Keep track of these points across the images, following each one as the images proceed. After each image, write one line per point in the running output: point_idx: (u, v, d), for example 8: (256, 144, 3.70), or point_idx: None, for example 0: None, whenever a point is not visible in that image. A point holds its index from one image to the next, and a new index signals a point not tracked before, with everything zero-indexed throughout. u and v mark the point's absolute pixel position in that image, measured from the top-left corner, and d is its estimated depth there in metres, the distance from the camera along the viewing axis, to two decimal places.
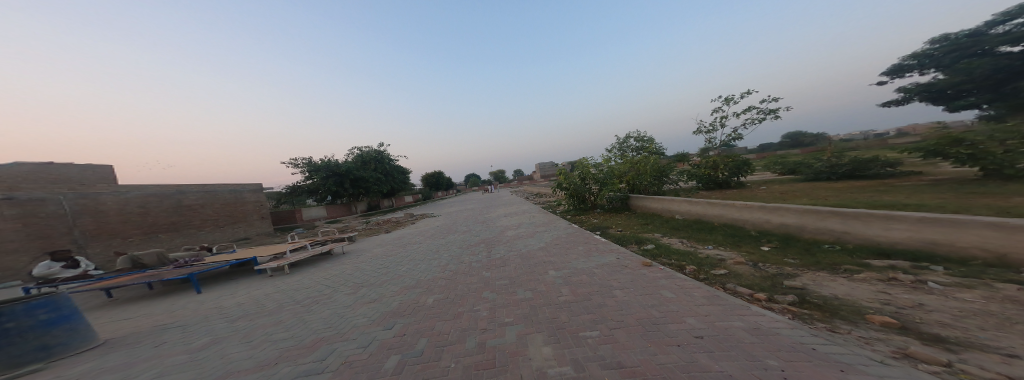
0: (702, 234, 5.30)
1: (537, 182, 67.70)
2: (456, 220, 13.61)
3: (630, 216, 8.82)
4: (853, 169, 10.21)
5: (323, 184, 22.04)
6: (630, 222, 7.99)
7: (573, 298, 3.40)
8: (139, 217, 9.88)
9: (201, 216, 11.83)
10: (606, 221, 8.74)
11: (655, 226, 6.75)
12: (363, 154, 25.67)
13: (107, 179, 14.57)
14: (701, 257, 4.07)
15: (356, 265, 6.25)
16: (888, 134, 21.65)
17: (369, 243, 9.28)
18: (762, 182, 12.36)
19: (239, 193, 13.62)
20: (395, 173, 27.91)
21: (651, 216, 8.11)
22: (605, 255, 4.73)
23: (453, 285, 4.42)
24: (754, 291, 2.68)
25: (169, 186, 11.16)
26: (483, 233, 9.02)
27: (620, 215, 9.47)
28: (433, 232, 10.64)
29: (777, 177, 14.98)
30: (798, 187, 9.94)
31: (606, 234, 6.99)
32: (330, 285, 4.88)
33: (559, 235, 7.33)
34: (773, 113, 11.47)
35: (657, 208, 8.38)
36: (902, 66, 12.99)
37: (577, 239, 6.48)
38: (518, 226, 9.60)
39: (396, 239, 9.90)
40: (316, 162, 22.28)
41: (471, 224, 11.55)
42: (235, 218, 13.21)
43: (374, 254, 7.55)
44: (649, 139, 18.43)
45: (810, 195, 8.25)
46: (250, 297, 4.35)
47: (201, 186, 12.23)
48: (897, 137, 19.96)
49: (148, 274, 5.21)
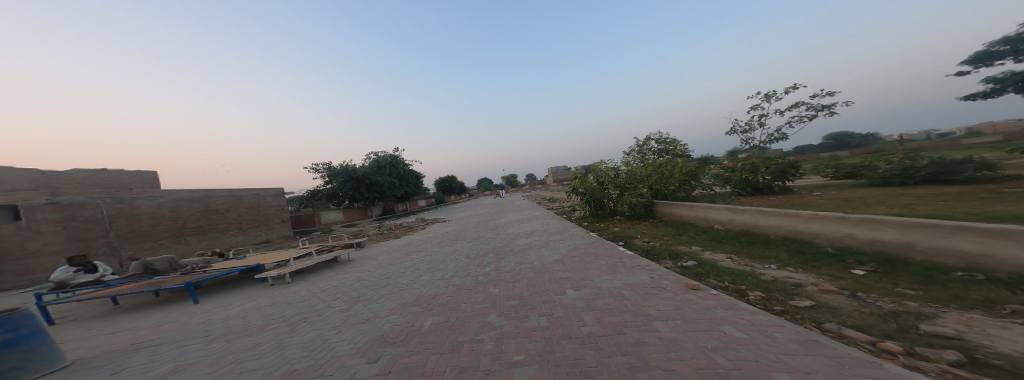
0: (756, 248, 4.33)
1: (553, 187, 66.53)
2: (467, 226, 13.16)
3: (656, 225, 7.83)
4: (936, 173, 8.61)
5: (341, 189, 22.62)
6: (658, 232, 7.03)
7: (600, 331, 2.67)
8: (169, 220, 10.28)
9: (226, 220, 12.24)
10: (629, 230, 7.80)
11: (691, 238, 5.78)
12: (380, 159, 26.26)
13: (151, 184, 15.67)
14: (765, 280, 3.17)
15: (358, 276, 5.84)
16: (956, 134, 18.86)
17: (377, 249, 8.96)
18: (812, 187, 10.84)
19: (262, 197, 14.07)
20: (409, 178, 28.32)
21: (683, 225, 7.12)
22: (635, 273, 3.94)
23: (455, 305, 3.82)
24: (878, 339, 1.83)
25: (199, 191, 11.64)
26: (493, 242, 8.40)
27: (645, 223, 8.49)
28: (442, 239, 10.14)
29: (828, 181, 13.22)
30: (864, 193, 8.48)
31: (631, 245, 6.09)
32: (325, 299, 4.44)
33: (576, 245, 6.56)
34: (828, 108, 9.77)
35: (690, 216, 7.36)
36: (989, 53, 11.16)
37: (598, 251, 5.70)
38: (531, 234, 8.88)
39: (403, 246, 9.48)
40: (336, 167, 23.00)
41: (482, 230, 11.03)
42: (257, 222, 13.60)
43: (378, 263, 7.13)
44: (673, 140, 17.22)
45: (885, 203, 6.90)
46: (239, 311, 3.99)
47: (228, 191, 12.72)
48: (971, 136, 17.28)
49: (152, 281, 5.06)
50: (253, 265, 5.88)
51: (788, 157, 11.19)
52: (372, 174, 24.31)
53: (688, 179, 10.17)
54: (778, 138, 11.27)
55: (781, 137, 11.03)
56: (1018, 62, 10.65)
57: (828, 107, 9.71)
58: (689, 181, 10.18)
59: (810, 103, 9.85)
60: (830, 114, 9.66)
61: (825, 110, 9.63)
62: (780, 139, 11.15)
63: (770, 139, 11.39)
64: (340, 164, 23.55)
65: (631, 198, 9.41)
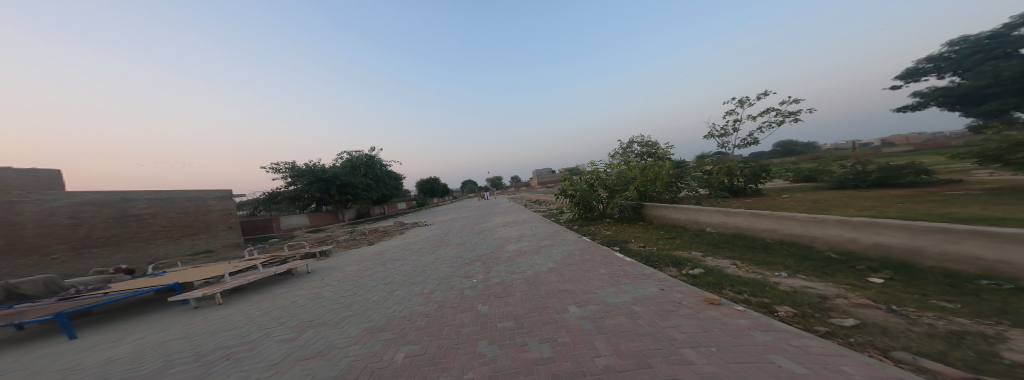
0: (758, 253, 4.12)
1: (534, 188, 66.79)
2: (448, 230, 12.32)
3: (647, 229, 7.66)
4: (884, 177, 9.35)
5: (307, 190, 20.51)
6: (650, 235, 6.81)
7: (619, 364, 2.16)
8: (69, 230, 8.46)
9: (151, 228, 10.34)
10: (621, 234, 7.55)
11: (686, 242, 5.57)
12: (353, 158, 24.28)
13: (53, 185, 13.02)
14: (785, 290, 2.86)
15: (314, 292, 4.87)
16: (876, 142, 21.31)
17: (344, 258, 7.88)
18: (779, 190, 11.45)
19: (202, 200, 12.16)
20: (386, 178, 26.43)
21: (674, 228, 6.99)
22: (642, 284, 3.54)
23: (433, 332, 3.13)
24: (973, 374, 1.46)
25: (112, 193, 9.73)
26: (479, 248, 7.72)
27: (638, 226, 8.30)
28: (421, 245, 9.25)
29: (791, 184, 14.13)
30: (828, 195, 8.97)
31: (627, 251, 5.75)
32: (263, 326, 3.51)
33: (569, 251, 6.11)
34: (793, 115, 10.46)
35: (680, 219, 7.25)
36: (918, 69, 12.58)
37: (595, 257, 5.30)
38: (518, 239, 8.33)
39: (376, 254, 8.45)
40: (300, 166, 20.83)
41: (465, 235, 10.29)
42: (194, 229, 11.69)
43: (342, 275, 6.14)
44: (654, 144, 17.63)
45: (853, 204, 7.24)
46: (133, 352, 2.96)
47: (154, 193, 10.82)
48: (896, 144, 19.59)
49: (13, 311, 3.76)
50: (171, 285, 4.70)
51: (759, 161, 11.77)
52: (343, 174, 22.34)
53: (673, 181, 10.26)
54: (749, 142, 11.88)
55: (753, 141, 11.65)
56: (941, 78, 12.06)
57: (794, 114, 10.49)
58: (674, 184, 10.27)
59: (778, 110, 10.57)
60: (796, 121, 10.44)
61: (792, 116, 10.38)
62: (752, 143, 11.77)
63: (743, 143, 11.99)
64: (305, 162, 21.38)
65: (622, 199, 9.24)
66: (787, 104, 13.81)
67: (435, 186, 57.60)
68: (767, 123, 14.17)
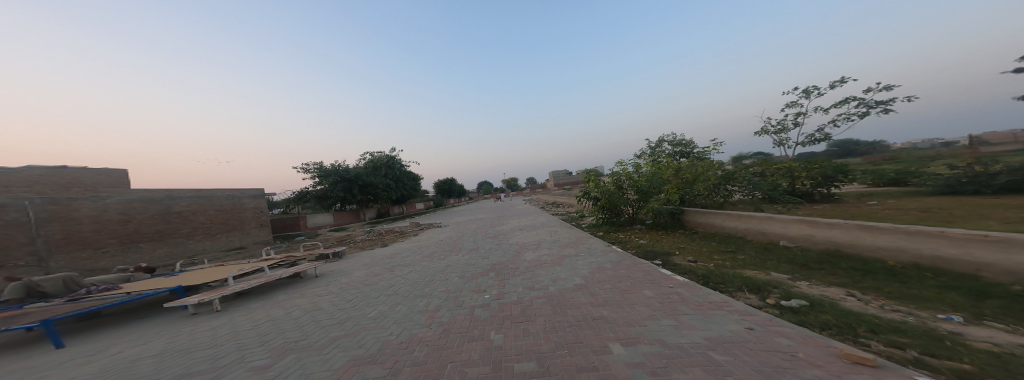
0: (880, 281, 2.92)
1: (553, 190, 66.04)
2: (464, 233, 11.80)
3: (690, 239, 6.41)
4: (1018, 181, 7.24)
5: (333, 190, 21.23)
6: (699, 247, 5.57)
7: None
8: (119, 225, 9.04)
9: (190, 225, 10.91)
10: (659, 244, 6.32)
11: (753, 258, 4.35)
12: (376, 159, 24.92)
13: (120, 183, 14.46)
14: (982, 348, 1.74)
15: (313, 302, 4.40)
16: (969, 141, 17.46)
17: (356, 261, 7.54)
18: (856, 196, 9.48)
19: (238, 199, 12.77)
20: (406, 180, 26.83)
21: (729, 239, 5.71)
22: (715, 318, 2.51)
23: (429, 372, 2.39)
24: None
25: (159, 192, 10.40)
26: (493, 255, 6.97)
27: (679, 235, 7.03)
28: (432, 250, 8.68)
29: (868, 189, 11.80)
30: (934, 203, 7.08)
31: (673, 266, 4.57)
32: (242, 346, 3.00)
33: (599, 264, 5.15)
34: (882, 105, 8.71)
35: (737, 228, 5.92)
36: None
37: (633, 273, 4.31)
38: (537, 246, 7.48)
39: (385, 257, 7.96)
40: (328, 167, 21.62)
41: (480, 239, 9.66)
42: (229, 226, 12.26)
43: (346, 281, 5.66)
44: (687, 142, 15.99)
45: (985, 215, 5.48)
46: (94, 373, 2.56)
47: (195, 191, 11.47)
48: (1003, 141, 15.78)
49: (17, 312, 3.62)
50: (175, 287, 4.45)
51: (832, 161, 9.84)
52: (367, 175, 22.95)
53: (718, 183, 8.83)
54: (819, 139, 10.05)
55: (824, 136, 9.85)
56: None
57: (883, 105, 8.80)
58: (719, 185, 8.84)
59: (861, 99, 8.93)
60: (884, 112, 8.76)
61: (880, 106, 8.70)
62: (821, 139, 9.95)
63: (809, 140, 10.21)
64: (333, 163, 22.18)
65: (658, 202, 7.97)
66: (914, 99, 10.87)
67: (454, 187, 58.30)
68: (845, 117, 11.99)
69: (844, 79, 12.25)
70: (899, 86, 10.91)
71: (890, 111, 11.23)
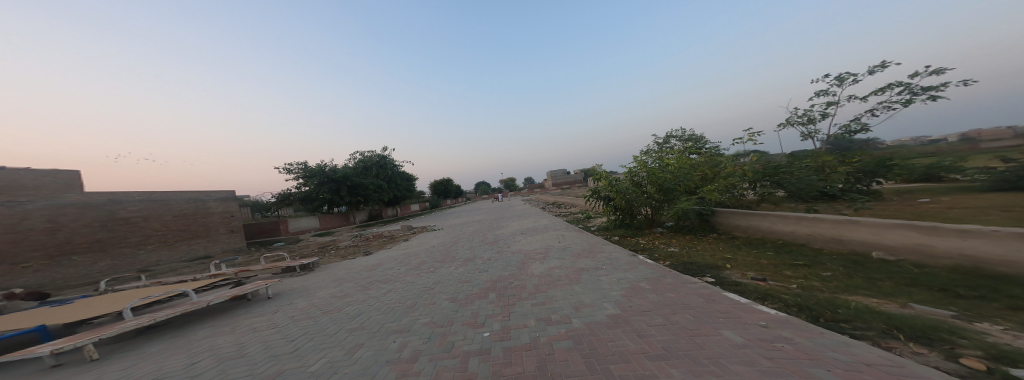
0: None
1: (551, 190, 65.19)
2: (459, 238, 10.57)
3: (734, 247, 5.19)
4: None
5: (318, 191, 19.76)
6: (756, 260, 4.34)
7: None
8: (45, 235, 7.62)
9: (142, 232, 9.48)
10: (698, 255, 5.07)
11: (855, 278, 3.14)
12: (366, 159, 23.44)
13: (70, 186, 12.91)
14: None
15: (236, 343, 3.08)
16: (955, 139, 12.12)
17: (327, 276, 6.23)
18: (899, 193, 8.45)
19: (201, 202, 11.33)
20: (399, 180, 25.43)
21: (789, 249, 4.50)
22: None
23: None
24: None
25: (100, 195, 8.97)
26: (494, 269, 5.70)
27: (716, 241, 5.83)
28: (418, 261, 7.33)
29: (901, 186, 10.76)
30: (1010, 201, 6.01)
31: (741, 289, 3.31)
32: None
33: (632, 283, 3.95)
34: (929, 92, 7.87)
35: (796, 234, 4.75)
36: None
37: (688, 298, 3.08)
38: (545, 255, 6.25)
39: (361, 271, 6.60)
40: (313, 167, 20.12)
41: (477, 245, 8.44)
42: (191, 233, 10.82)
43: (299, 306, 4.32)
44: (698, 138, 15.00)
45: None
46: None
47: (147, 194, 10.04)
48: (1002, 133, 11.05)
49: None
50: (32, 328, 2.97)
51: (870, 153, 8.86)
52: (355, 175, 21.56)
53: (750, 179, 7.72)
54: (857, 130, 9.03)
55: (861, 127, 8.86)
56: None
57: (930, 91, 7.90)
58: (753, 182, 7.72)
59: (907, 85, 7.97)
60: (932, 99, 7.88)
61: (928, 92, 7.82)
62: (858, 130, 8.96)
63: (844, 131, 9.21)
64: (318, 163, 20.67)
65: (687, 201, 6.76)
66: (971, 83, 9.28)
67: (450, 188, 56.81)
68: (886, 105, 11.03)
69: (883, 63, 11.25)
70: (950, 68, 9.44)
71: (940, 97, 9.78)
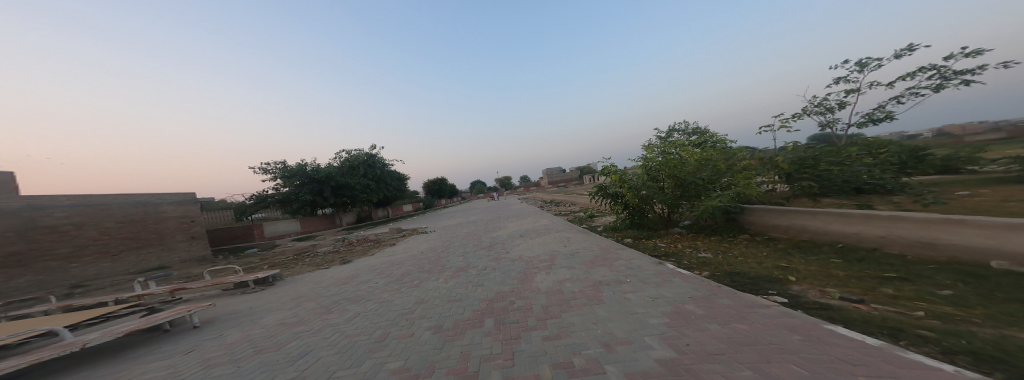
0: None
1: (546, 189, 64.58)
2: (450, 241, 9.51)
3: (784, 253, 4.24)
4: None
5: (298, 192, 18.35)
6: (824, 271, 3.41)
7: None
8: None
9: (74, 242, 8.18)
10: (742, 263, 4.12)
11: (998, 299, 2.24)
12: (351, 157, 22.00)
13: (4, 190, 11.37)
14: None
15: None
16: (963, 131, 11.03)
17: (284, 294, 5.07)
18: (928, 185, 7.76)
19: (152, 206, 10.03)
20: (388, 179, 24.09)
21: (862, 257, 3.58)
22: None
23: None
24: None
25: (19, 199, 7.61)
26: (490, 283, 4.66)
27: (753, 245, 4.90)
28: (400, 271, 6.23)
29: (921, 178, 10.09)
30: None
31: (839, 318, 2.37)
32: None
33: (676, 306, 2.96)
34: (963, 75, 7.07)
35: (865, 235, 3.85)
36: None
37: (777, 335, 2.11)
38: (551, 264, 5.26)
39: (328, 286, 5.46)
40: (291, 167, 18.67)
41: (470, 251, 7.40)
42: (141, 242, 9.53)
43: (228, 341, 3.21)
44: (704, 132, 14.21)
45: None
46: None
47: (83, 198, 8.71)
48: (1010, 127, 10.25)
49: None
50: None
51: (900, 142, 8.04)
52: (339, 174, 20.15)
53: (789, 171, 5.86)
54: (882, 118, 8.29)
55: (885, 115, 8.13)
56: None
57: (965, 74, 7.07)
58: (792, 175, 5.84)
59: (937, 68, 7.16)
60: (966, 84, 7.06)
61: (961, 76, 7.02)
62: (882, 119, 8.24)
63: (866, 120, 8.47)
64: (297, 162, 19.22)
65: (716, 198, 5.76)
66: (1015, 65, 8.80)
67: (443, 187, 55.47)
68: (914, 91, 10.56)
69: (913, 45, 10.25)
70: (990, 50, 8.91)
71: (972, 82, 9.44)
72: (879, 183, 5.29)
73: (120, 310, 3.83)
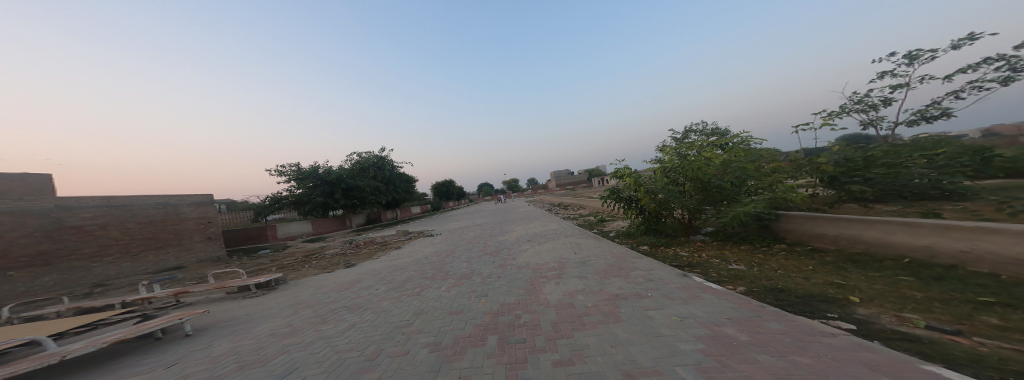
0: None
1: (556, 191, 64.03)
2: (456, 245, 9.26)
3: (836, 269, 3.65)
4: None
5: (311, 194, 18.71)
6: (892, 291, 2.84)
7: None
8: None
9: (98, 242, 8.48)
10: (784, 278, 3.57)
11: None
12: (362, 160, 22.31)
13: (42, 191, 12.07)
14: None
15: None
16: None
17: (284, 300, 4.91)
18: None
19: (172, 207, 10.35)
20: (398, 181, 24.26)
21: (940, 277, 2.97)
22: None
23: None
24: None
25: (48, 200, 7.96)
26: (494, 294, 4.31)
27: (794, 257, 4.31)
28: (402, 278, 5.97)
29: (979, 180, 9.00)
30: None
31: (932, 355, 1.86)
32: None
33: (712, 330, 2.51)
34: None
35: (943, 249, 3.23)
36: None
37: (858, 377, 1.63)
38: (561, 273, 4.85)
39: (329, 293, 5.26)
40: (305, 169, 19.08)
41: (475, 257, 7.08)
42: (160, 242, 9.83)
43: (213, 353, 2.99)
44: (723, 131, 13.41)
45: None
46: None
47: (107, 199, 9.06)
48: None
49: None
50: None
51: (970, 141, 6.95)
52: (350, 177, 20.43)
53: (834, 174, 5.03)
54: (940, 115, 7.34)
55: (941, 112, 7.24)
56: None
57: None
58: (837, 178, 5.02)
59: (1006, 59, 6.20)
60: None
61: None
62: (937, 116, 7.33)
63: (919, 117, 7.56)
64: (310, 165, 19.64)
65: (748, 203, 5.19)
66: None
67: (453, 189, 55.74)
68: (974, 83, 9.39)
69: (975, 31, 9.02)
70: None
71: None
72: (950, 187, 4.31)
73: (116, 315, 3.72)
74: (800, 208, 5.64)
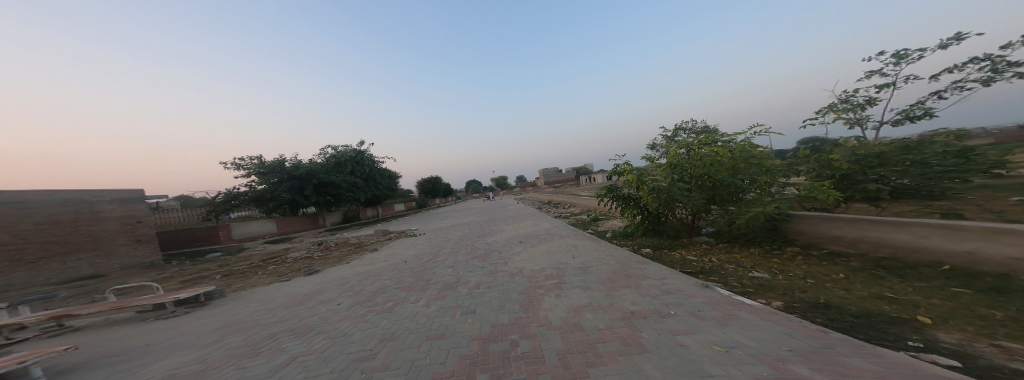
0: None
1: (543, 189, 63.81)
2: (438, 248, 8.35)
3: (871, 277, 3.23)
4: None
5: (275, 190, 16.85)
6: (961, 308, 2.38)
7: None
8: None
9: None
10: (822, 289, 3.07)
11: None
12: (337, 153, 20.53)
13: None
14: None
15: None
16: None
17: (210, 322, 3.82)
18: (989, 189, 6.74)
19: (87, 204, 8.89)
20: (376, 177, 22.60)
21: (1002, 288, 2.57)
22: None
23: None
24: None
25: None
26: (483, 312, 3.52)
27: (816, 263, 3.90)
28: (373, 288, 5.03)
29: None
30: None
31: None
32: None
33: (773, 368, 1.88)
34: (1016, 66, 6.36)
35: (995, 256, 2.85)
36: None
37: None
38: (561, 283, 4.15)
39: (275, 310, 4.22)
40: (268, 162, 17.14)
41: (460, 261, 6.24)
42: (70, 247, 8.20)
43: None
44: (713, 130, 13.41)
45: None
46: None
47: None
48: None
49: None
50: None
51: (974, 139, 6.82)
52: (322, 171, 18.65)
53: (847, 172, 4.84)
54: (922, 116, 7.53)
55: (924, 112, 7.41)
56: None
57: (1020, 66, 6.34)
58: (851, 176, 4.82)
59: (989, 59, 6.41)
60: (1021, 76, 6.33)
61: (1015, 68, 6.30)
62: (921, 116, 7.52)
63: (903, 117, 7.71)
64: (275, 158, 17.69)
65: (766, 204, 4.75)
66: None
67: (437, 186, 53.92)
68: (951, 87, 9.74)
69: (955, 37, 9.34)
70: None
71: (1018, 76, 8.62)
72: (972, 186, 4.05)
73: None
74: (811, 209, 5.33)
